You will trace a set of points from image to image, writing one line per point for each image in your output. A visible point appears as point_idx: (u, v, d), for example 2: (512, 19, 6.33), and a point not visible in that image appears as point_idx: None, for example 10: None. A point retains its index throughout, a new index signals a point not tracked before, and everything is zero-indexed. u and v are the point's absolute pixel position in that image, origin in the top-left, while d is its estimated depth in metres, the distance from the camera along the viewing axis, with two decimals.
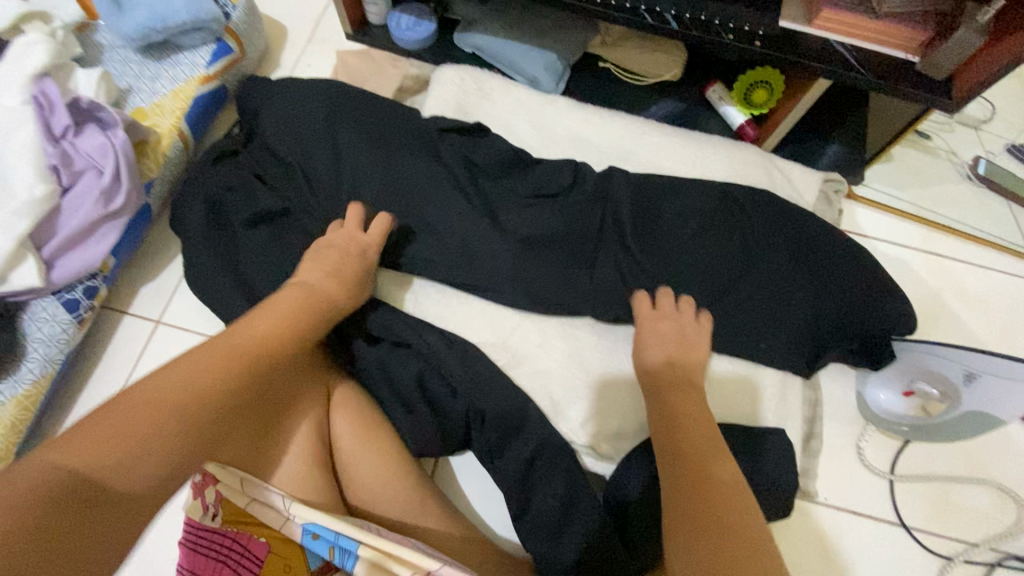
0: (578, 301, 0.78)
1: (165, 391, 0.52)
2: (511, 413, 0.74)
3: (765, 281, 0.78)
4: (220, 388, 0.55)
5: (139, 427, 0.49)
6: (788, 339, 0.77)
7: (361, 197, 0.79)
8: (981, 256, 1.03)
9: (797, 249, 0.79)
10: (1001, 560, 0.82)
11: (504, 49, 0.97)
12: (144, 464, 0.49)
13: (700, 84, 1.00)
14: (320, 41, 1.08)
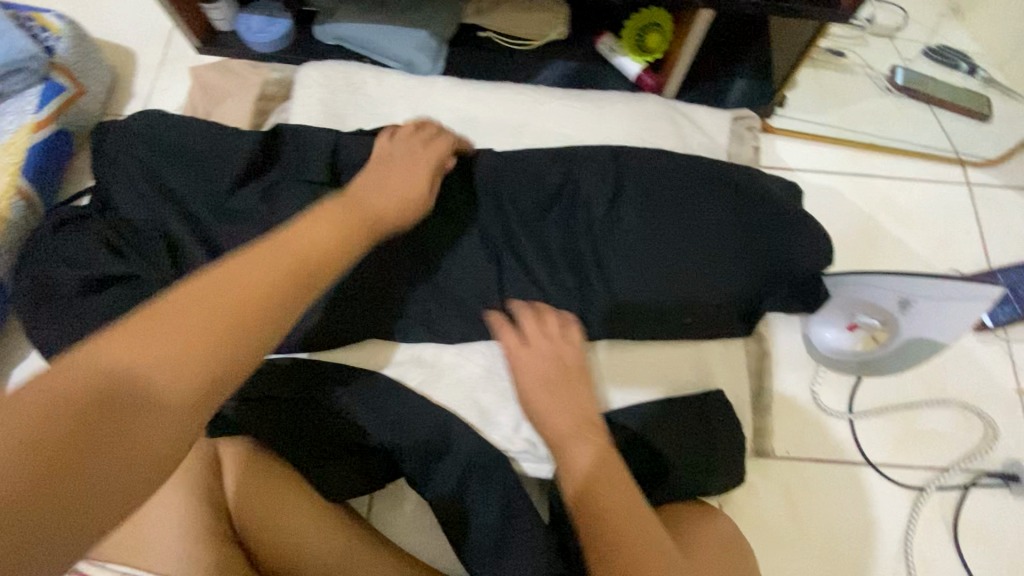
0: (493, 302, 0.74)
1: (256, 267, 0.41)
2: (430, 436, 0.69)
3: (677, 243, 0.74)
4: (171, 319, 0.37)
5: (230, 292, 0.39)
6: (715, 302, 0.74)
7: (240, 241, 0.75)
8: (909, 169, 0.99)
9: (701, 200, 0.76)
10: (973, 480, 0.79)
11: (370, 33, 0.87)
12: (156, 365, 0.35)
13: (589, 39, 0.93)
14: (174, 61, 0.98)
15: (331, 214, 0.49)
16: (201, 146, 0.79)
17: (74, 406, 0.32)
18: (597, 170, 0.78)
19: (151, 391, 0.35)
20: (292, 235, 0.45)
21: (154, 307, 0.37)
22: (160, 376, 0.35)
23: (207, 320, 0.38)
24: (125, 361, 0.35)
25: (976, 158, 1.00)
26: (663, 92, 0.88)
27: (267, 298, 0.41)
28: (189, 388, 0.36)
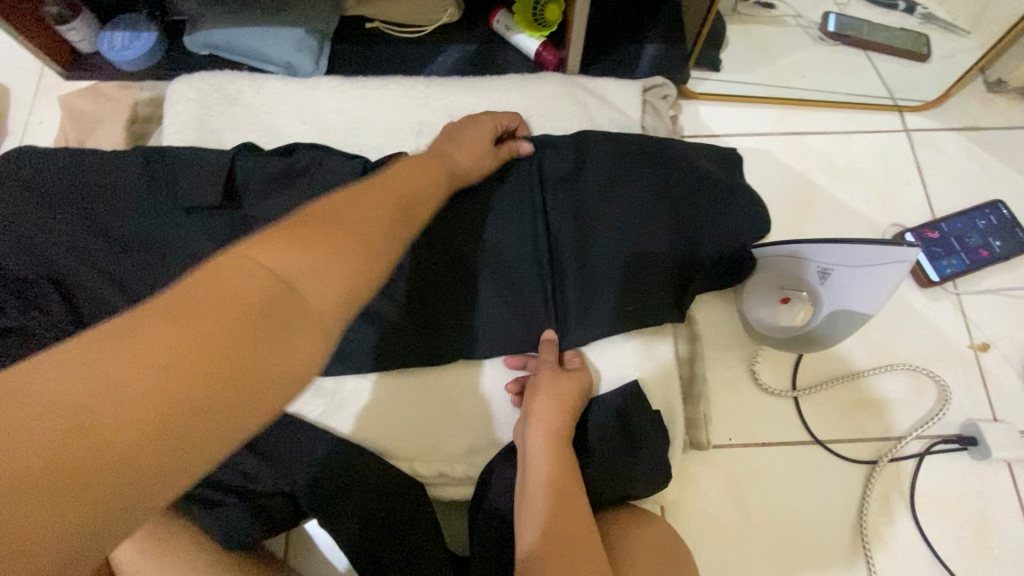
0: (413, 319, 0.70)
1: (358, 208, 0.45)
2: (334, 470, 0.64)
3: (614, 233, 0.72)
4: (288, 258, 0.36)
5: (362, 224, 0.43)
6: (652, 290, 0.71)
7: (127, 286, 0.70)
8: (844, 122, 0.93)
9: (636, 185, 0.74)
10: (928, 447, 0.74)
11: (243, 37, 0.80)
12: (308, 276, 0.37)
13: (484, 18, 0.86)
14: (46, 90, 0.90)
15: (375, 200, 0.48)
16: (63, 175, 0.71)
17: (250, 310, 0.33)
18: (521, 164, 0.75)
19: (279, 311, 0.34)
20: (350, 212, 0.44)
21: (256, 248, 0.36)
22: (300, 297, 0.35)
23: (315, 261, 0.37)
24: (270, 266, 0.35)
25: (915, 103, 0.94)
26: (566, 68, 0.81)
27: (358, 245, 0.41)
28: (322, 308, 0.36)
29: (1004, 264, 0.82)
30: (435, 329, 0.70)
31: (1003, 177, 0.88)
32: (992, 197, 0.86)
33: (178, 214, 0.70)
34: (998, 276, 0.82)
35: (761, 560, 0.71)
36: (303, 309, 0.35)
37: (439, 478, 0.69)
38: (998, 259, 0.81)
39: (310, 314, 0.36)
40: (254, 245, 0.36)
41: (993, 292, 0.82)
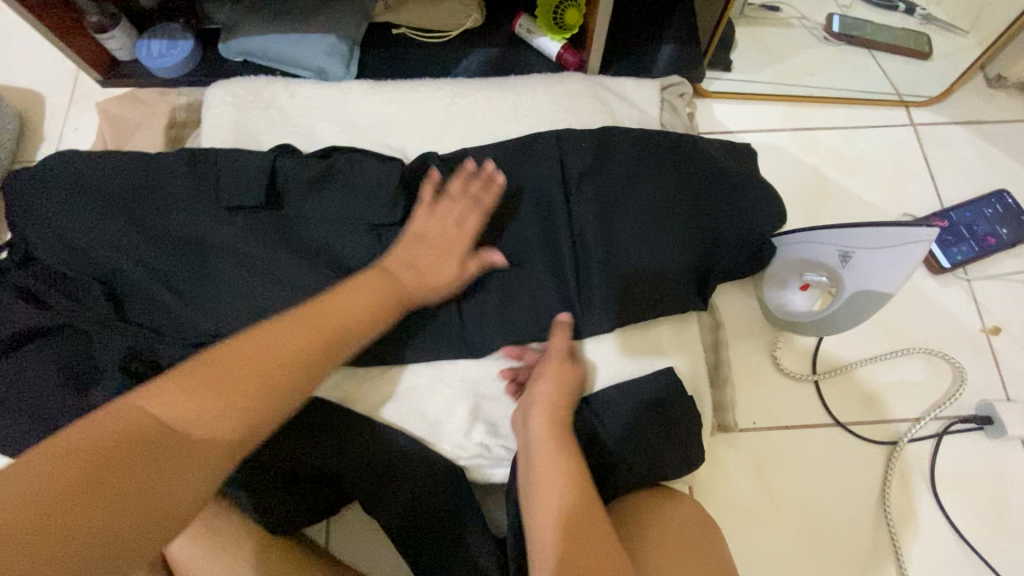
0: (446, 314, 0.73)
1: (289, 336, 0.51)
2: (377, 462, 0.66)
3: (631, 221, 0.74)
4: (176, 409, 0.43)
5: (273, 351, 0.49)
6: (674, 281, 0.73)
7: (170, 284, 0.72)
8: (853, 118, 0.96)
9: (650, 177, 0.76)
10: (945, 428, 0.77)
11: (276, 43, 0.84)
12: (205, 412, 0.44)
13: (507, 23, 0.90)
14: (83, 98, 0.93)
15: (322, 314, 0.55)
16: (111, 180, 0.74)
17: (133, 440, 0.40)
18: (530, 164, 0.77)
19: (155, 451, 0.41)
20: (260, 339, 0.50)
21: (153, 387, 0.44)
22: (190, 436, 0.43)
23: (216, 404, 0.45)
24: (157, 404, 0.43)
25: (920, 98, 0.98)
26: (587, 70, 0.85)
27: (268, 390, 0.47)
28: (209, 449, 0.43)
29: (1011, 251, 0.85)
30: (470, 325, 0.73)
31: (1008, 168, 0.91)
32: (998, 187, 0.90)
33: (220, 213, 0.73)
34: (1007, 262, 0.85)
35: (789, 538, 0.73)
36: (185, 451, 0.42)
37: (477, 459, 0.71)
38: (1006, 246, 0.84)
39: (194, 455, 0.43)
40: (148, 395, 0.44)
41: (1003, 277, 0.84)
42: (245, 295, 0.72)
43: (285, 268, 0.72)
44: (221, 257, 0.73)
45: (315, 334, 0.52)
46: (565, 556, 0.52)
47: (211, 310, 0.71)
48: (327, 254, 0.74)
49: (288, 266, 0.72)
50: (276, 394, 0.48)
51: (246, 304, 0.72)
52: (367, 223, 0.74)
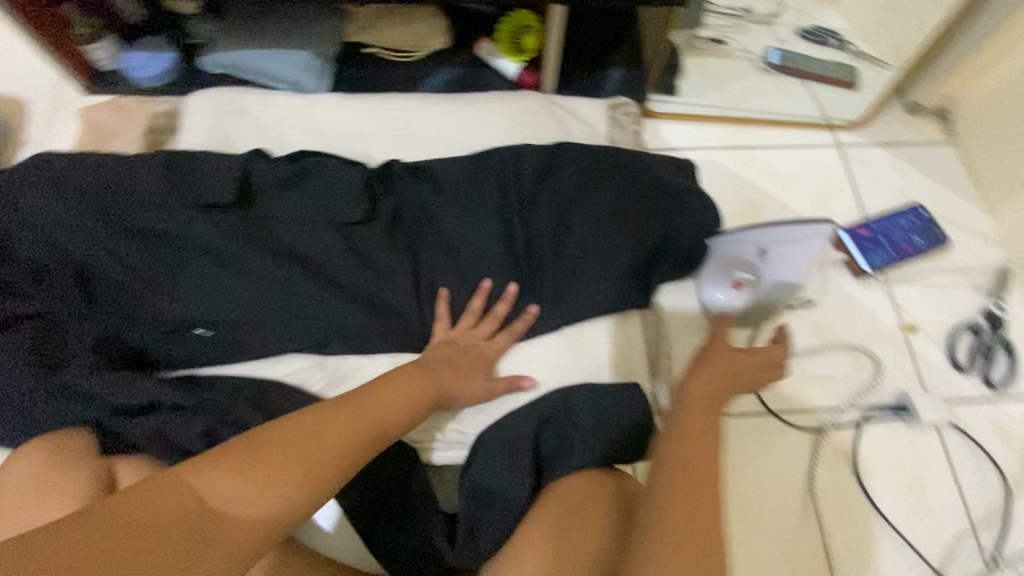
0: (408, 307, 0.79)
1: (333, 434, 0.54)
2: None
3: (582, 229, 0.82)
4: (219, 488, 0.46)
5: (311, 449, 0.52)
6: (618, 279, 0.80)
7: (142, 275, 0.76)
8: (786, 138, 1.06)
9: (598, 188, 0.85)
10: (868, 416, 0.84)
11: (253, 57, 0.90)
12: (233, 502, 0.46)
13: (471, 46, 0.98)
14: (61, 104, 0.97)
15: (359, 415, 0.57)
16: (90, 178, 0.80)
17: (162, 528, 0.42)
18: (487, 173, 0.84)
19: (194, 530, 0.43)
20: (306, 438, 0.52)
21: (203, 465, 0.47)
22: (219, 526, 0.44)
23: (250, 492, 0.47)
24: (197, 486, 0.45)
25: (843, 121, 1.08)
26: (543, 88, 0.94)
27: (305, 475, 0.49)
28: (243, 532, 0.45)
29: (924, 257, 0.95)
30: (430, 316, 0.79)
31: (921, 184, 1.02)
32: (913, 202, 0.99)
33: (194, 210, 0.78)
34: (920, 267, 0.94)
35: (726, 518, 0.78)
36: (226, 530, 0.44)
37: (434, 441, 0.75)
38: (920, 252, 0.93)
39: (228, 534, 0.44)
40: (196, 470, 0.46)
41: (917, 280, 0.93)
42: (214, 285, 0.76)
43: (255, 262, 0.77)
44: (194, 251, 0.77)
45: (361, 429, 0.56)
46: (674, 465, 0.60)
47: (179, 299, 0.75)
48: (296, 250, 0.79)
49: (258, 260, 0.77)
50: (307, 495, 0.49)
51: (214, 294, 0.76)
52: (333, 222, 0.80)
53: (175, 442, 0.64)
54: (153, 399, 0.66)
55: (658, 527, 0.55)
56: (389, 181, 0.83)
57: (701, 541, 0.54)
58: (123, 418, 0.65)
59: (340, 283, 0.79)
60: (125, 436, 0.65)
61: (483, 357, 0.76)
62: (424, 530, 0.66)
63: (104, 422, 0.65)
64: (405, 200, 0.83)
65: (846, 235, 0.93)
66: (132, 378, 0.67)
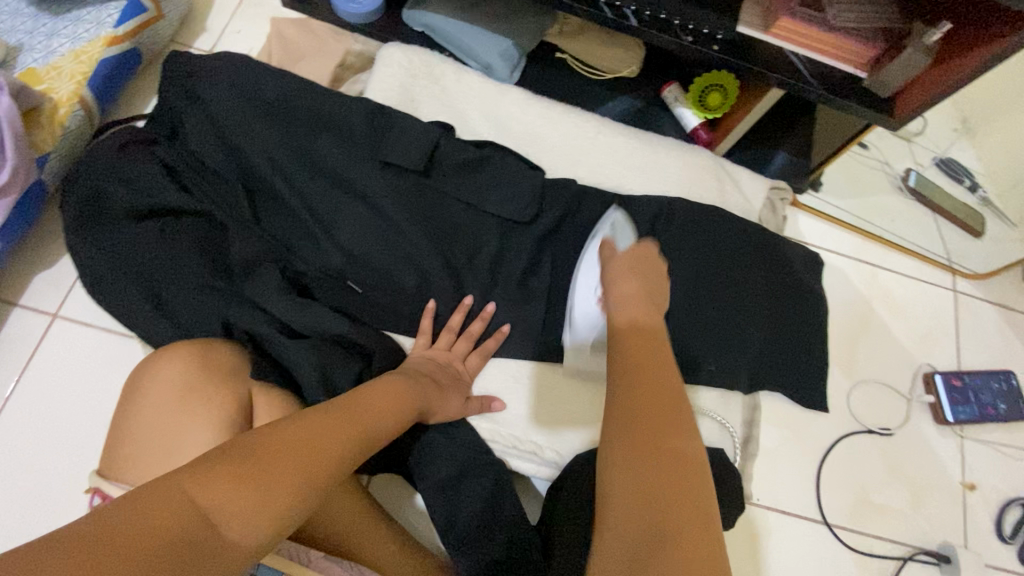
0: (542, 322, 0.80)
1: (323, 430, 0.53)
2: (438, 439, 0.74)
3: (721, 300, 0.85)
4: (217, 497, 0.44)
5: (311, 443, 0.51)
6: (735, 362, 0.84)
7: (310, 208, 0.77)
8: (908, 267, 1.08)
9: (743, 267, 0.87)
10: (912, 554, 0.88)
11: (457, 29, 0.91)
12: (233, 512, 0.44)
13: (656, 82, 0.98)
14: (252, 7, 0.98)
15: (347, 416, 0.57)
16: (279, 95, 0.79)
17: (155, 533, 0.40)
18: (643, 211, 0.85)
19: (195, 546, 0.42)
20: (297, 437, 0.50)
21: (195, 475, 0.44)
22: (219, 533, 0.43)
23: (250, 494, 0.45)
24: (194, 491, 0.43)
25: (966, 269, 1.09)
26: (714, 149, 0.95)
27: (300, 487, 0.48)
28: (240, 548, 0.45)
29: (1003, 425, 0.98)
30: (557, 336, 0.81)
31: (1020, 353, 1.04)
32: (1007, 367, 1.02)
33: (373, 163, 0.79)
34: (996, 433, 0.97)
35: None
36: (222, 548, 0.43)
37: (513, 451, 0.78)
38: (1000, 418, 0.96)
39: (224, 554, 0.43)
40: (193, 475, 0.44)
41: (990, 444, 0.96)
42: (377, 243, 0.78)
43: (418, 232, 0.78)
44: (362, 202, 0.78)
45: (353, 434, 0.55)
46: (643, 428, 0.49)
47: (342, 246, 0.77)
48: (457, 232, 0.81)
49: (420, 232, 0.79)
50: (310, 494, 0.49)
51: (373, 252, 0.77)
52: (501, 216, 0.81)
53: (330, 374, 0.70)
54: (319, 330, 0.72)
55: (625, 513, 0.45)
56: (560, 189, 0.84)
57: (681, 501, 0.44)
58: (285, 336, 0.71)
59: (492, 276, 0.81)
60: (282, 355, 0.69)
61: (458, 378, 0.76)
62: (512, 537, 0.69)
63: (266, 334, 0.70)
64: (568, 215, 0.83)
65: (939, 381, 0.96)
66: (303, 301, 0.72)
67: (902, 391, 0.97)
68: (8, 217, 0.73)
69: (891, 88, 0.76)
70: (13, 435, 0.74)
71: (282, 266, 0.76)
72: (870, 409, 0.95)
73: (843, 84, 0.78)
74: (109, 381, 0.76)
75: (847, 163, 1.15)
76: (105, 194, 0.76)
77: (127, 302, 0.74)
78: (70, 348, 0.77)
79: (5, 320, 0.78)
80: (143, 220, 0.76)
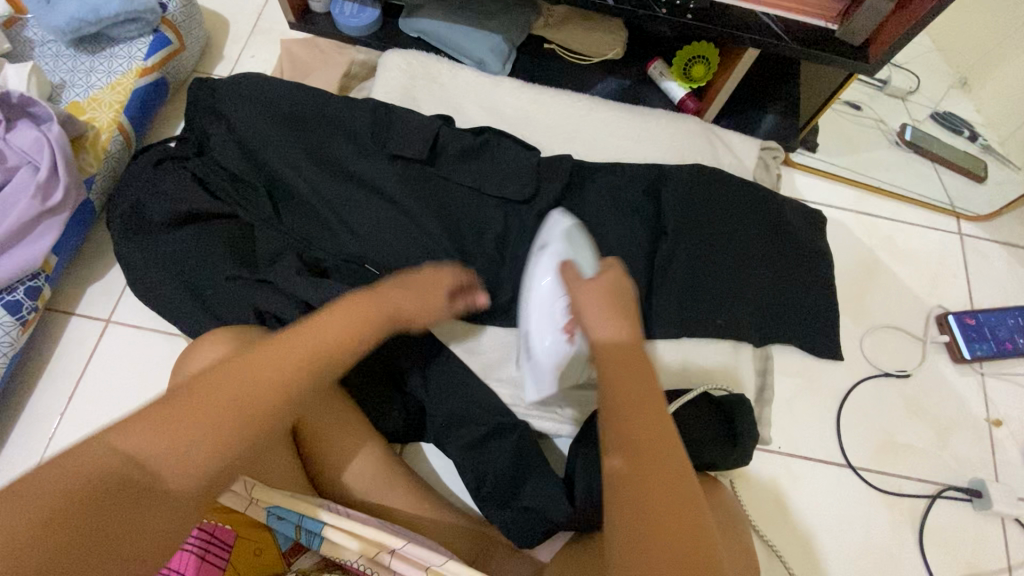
0: None
1: (261, 366, 0.51)
2: (462, 408, 0.78)
3: (720, 255, 0.88)
4: (146, 451, 0.46)
5: (247, 387, 0.49)
6: (740, 315, 0.87)
7: (327, 202, 0.84)
8: (909, 215, 1.09)
9: (742, 221, 0.90)
10: (941, 492, 0.89)
11: (450, 31, 0.98)
12: (166, 463, 0.46)
13: (641, 62, 1.04)
14: (263, 33, 1.07)
15: (297, 345, 0.53)
16: (291, 104, 0.87)
17: (75, 499, 0.44)
18: (639, 181, 0.90)
19: (127, 501, 0.45)
20: (235, 376, 0.50)
21: (124, 425, 0.47)
22: (153, 485, 0.46)
23: (178, 444, 0.46)
24: (122, 446, 0.46)
25: (970, 213, 1.10)
26: (703, 117, 1.00)
27: (232, 429, 0.48)
28: (180, 495, 0.47)
29: None
30: None
31: None
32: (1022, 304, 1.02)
33: (381, 157, 0.86)
34: (1017, 368, 0.97)
35: (789, 547, 0.85)
36: (157, 498, 0.46)
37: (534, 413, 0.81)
38: (1020, 352, 0.96)
39: (167, 498, 0.46)
40: (120, 430, 0.46)
41: (1013, 380, 0.96)
42: (390, 229, 0.83)
43: (426, 215, 0.84)
44: (372, 193, 0.85)
45: (303, 361, 0.53)
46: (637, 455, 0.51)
47: (359, 235, 0.83)
48: (463, 215, 0.86)
49: (427, 215, 0.84)
50: (251, 433, 0.49)
51: (385, 237, 0.83)
52: (503, 198, 0.86)
53: None
54: None
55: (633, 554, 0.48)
56: (557, 168, 0.88)
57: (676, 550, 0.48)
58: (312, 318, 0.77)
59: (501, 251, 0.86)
60: None
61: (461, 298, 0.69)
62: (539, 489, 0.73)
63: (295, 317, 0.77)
64: (569, 192, 0.89)
65: (953, 321, 0.97)
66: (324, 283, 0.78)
67: (916, 335, 0.98)
68: (62, 234, 0.81)
69: (862, 34, 0.79)
70: (76, 431, 0.81)
71: (306, 255, 0.82)
72: (884, 353, 0.97)
73: (816, 36, 0.82)
74: (158, 376, 0.83)
75: (841, 123, 1.17)
76: (143, 205, 0.84)
77: (166, 298, 0.81)
78: (123, 350, 0.85)
79: (63, 329, 0.86)
80: (178, 225, 0.84)
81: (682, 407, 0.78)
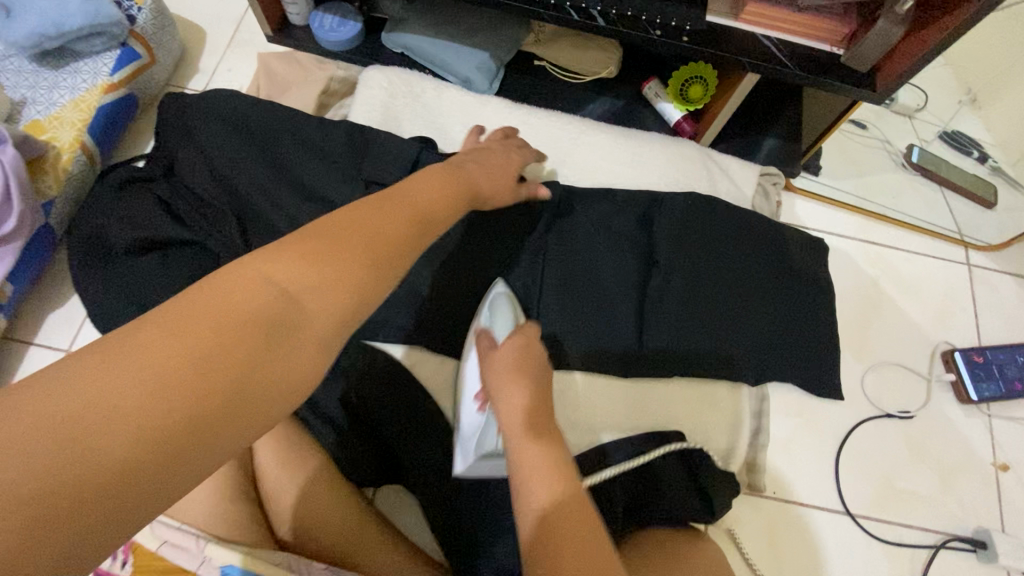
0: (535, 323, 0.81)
1: (300, 255, 0.40)
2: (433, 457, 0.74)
3: (716, 289, 0.83)
4: (205, 358, 0.35)
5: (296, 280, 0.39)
6: (736, 354, 0.82)
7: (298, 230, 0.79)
8: (915, 243, 1.04)
9: (739, 253, 0.86)
10: (945, 542, 0.84)
11: (434, 47, 0.94)
12: (240, 369, 0.36)
13: (636, 81, 0.99)
14: (241, 44, 1.02)
15: (336, 232, 0.43)
16: (263, 125, 0.82)
17: (158, 421, 0.33)
18: (629, 210, 0.85)
19: (213, 408, 0.34)
20: (268, 274, 0.39)
21: (166, 327, 0.35)
22: (240, 389, 0.36)
23: (232, 343, 0.36)
24: (172, 350, 0.34)
25: (979, 242, 1.05)
26: (700, 141, 0.95)
27: (295, 330, 0.38)
28: (272, 398, 0.37)
29: None
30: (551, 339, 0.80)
31: None
32: None
33: (357, 183, 0.81)
34: None
35: None
36: (246, 406, 0.36)
37: None
38: None
39: (258, 403, 0.37)
40: (155, 334, 0.35)
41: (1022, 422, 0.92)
42: None
43: None
44: None
45: (358, 249, 0.43)
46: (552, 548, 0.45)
47: None
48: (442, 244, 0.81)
49: None
50: (315, 327, 0.39)
51: None
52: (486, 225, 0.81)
53: None
54: None
55: None
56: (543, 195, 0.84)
57: None
58: None
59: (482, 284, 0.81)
60: None
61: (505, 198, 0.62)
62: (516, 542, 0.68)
63: None
64: (557, 221, 0.84)
65: (960, 358, 0.92)
66: None
67: (921, 372, 0.94)
68: (18, 261, 0.77)
69: (870, 61, 0.74)
70: None
71: None
72: (887, 392, 0.92)
73: (820, 61, 0.77)
74: None
75: (845, 144, 1.12)
76: (104, 229, 0.79)
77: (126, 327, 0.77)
78: None
79: (20, 358, 0.81)
80: (144, 249, 0.79)
81: (673, 459, 0.73)
